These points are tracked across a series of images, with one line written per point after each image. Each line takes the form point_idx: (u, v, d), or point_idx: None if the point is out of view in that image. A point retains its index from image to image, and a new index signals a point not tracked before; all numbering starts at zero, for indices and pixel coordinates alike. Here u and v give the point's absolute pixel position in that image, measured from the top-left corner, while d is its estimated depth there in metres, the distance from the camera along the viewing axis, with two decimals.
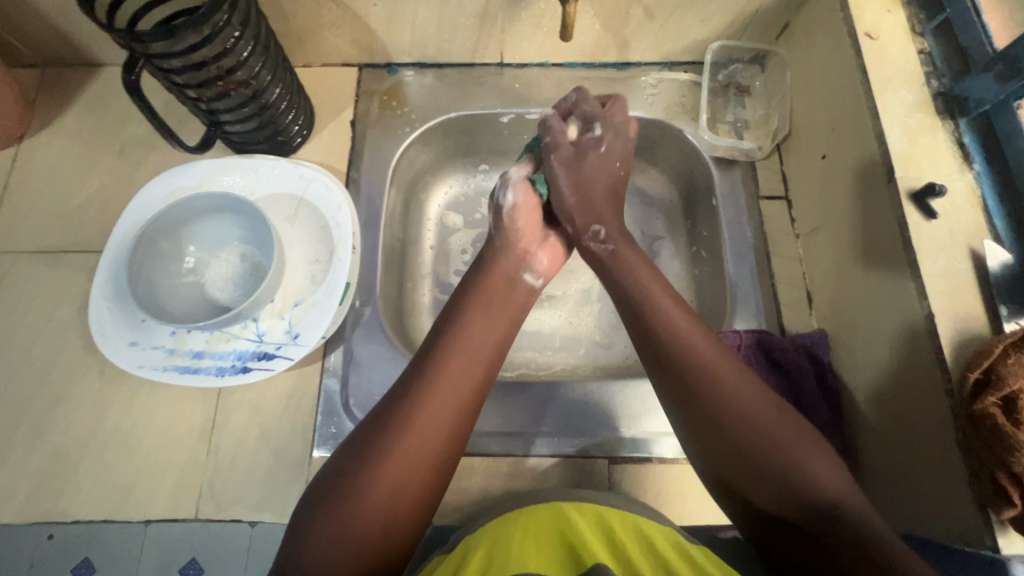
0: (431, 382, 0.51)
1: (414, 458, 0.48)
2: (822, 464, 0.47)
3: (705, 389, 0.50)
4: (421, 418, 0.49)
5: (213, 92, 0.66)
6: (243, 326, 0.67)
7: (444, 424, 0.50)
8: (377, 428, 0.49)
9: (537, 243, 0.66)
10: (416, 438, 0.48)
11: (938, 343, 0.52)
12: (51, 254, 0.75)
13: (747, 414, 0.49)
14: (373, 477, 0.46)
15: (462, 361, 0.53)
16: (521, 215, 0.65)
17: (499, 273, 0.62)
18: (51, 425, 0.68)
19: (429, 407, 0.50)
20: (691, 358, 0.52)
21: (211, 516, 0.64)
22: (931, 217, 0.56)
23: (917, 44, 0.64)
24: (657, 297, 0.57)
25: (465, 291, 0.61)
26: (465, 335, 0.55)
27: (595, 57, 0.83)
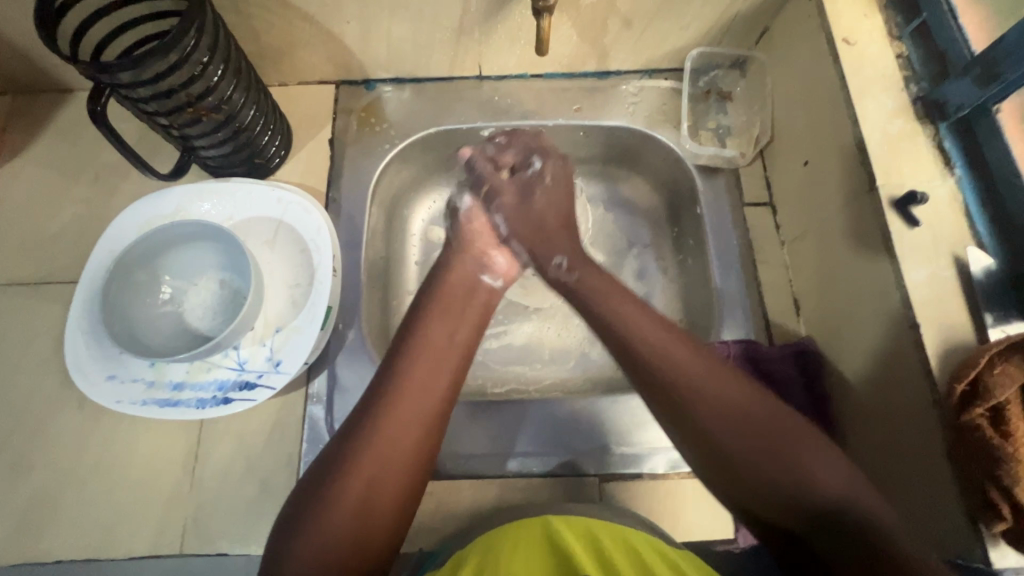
0: (391, 395, 0.50)
1: (381, 473, 0.47)
2: (817, 455, 0.46)
3: (678, 385, 0.49)
4: (385, 432, 0.48)
5: (184, 119, 0.64)
6: (224, 354, 0.65)
7: (413, 439, 0.49)
8: (338, 447, 0.48)
9: (494, 246, 0.68)
10: (383, 453, 0.47)
11: (924, 353, 0.52)
12: (26, 285, 0.74)
13: (722, 406, 0.48)
14: (344, 497, 0.45)
15: (423, 372, 0.52)
16: (477, 221, 0.68)
17: (457, 281, 0.62)
18: (31, 462, 0.67)
19: (395, 422, 0.48)
20: (666, 355, 0.51)
21: (196, 550, 0.63)
22: (913, 224, 0.56)
23: (895, 48, 0.64)
24: (619, 294, 0.57)
25: (423, 299, 0.59)
26: (426, 339, 0.54)
27: (573, 67, 0.82)
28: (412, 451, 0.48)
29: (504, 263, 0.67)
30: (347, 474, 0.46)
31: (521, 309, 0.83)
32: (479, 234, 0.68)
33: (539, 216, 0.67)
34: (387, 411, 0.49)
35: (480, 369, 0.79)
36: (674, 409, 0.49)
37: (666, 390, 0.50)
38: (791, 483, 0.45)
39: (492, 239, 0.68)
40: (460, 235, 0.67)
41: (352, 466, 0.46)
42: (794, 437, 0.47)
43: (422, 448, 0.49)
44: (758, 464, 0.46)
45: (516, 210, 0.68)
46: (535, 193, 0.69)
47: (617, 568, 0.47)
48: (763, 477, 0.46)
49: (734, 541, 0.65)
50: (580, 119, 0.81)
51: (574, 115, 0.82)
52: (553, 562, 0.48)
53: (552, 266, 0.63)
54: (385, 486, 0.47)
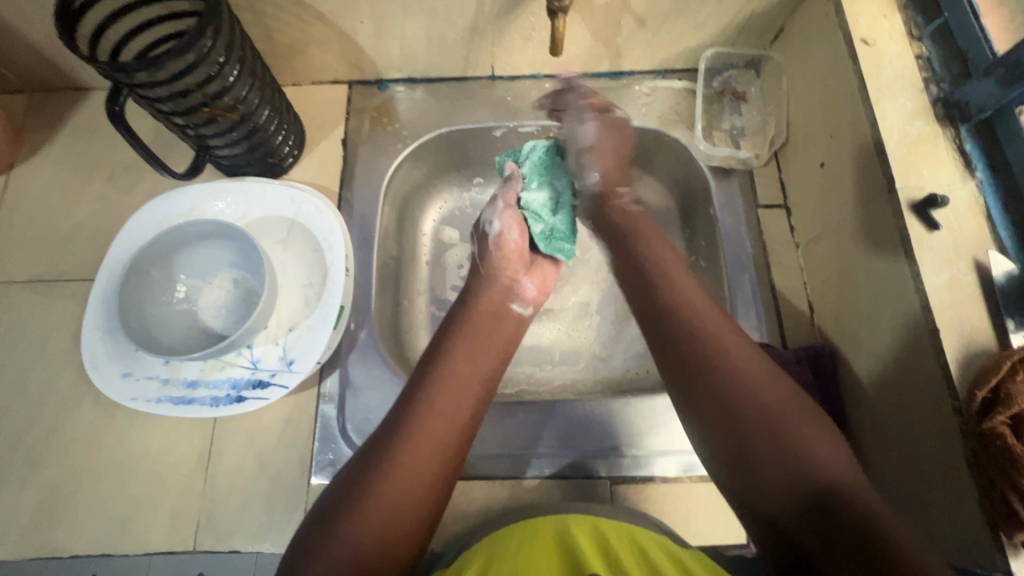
0: (419, 416, 0.50)
1: (410, 506, 0.47)
2: (857, 490, 0.43)
3: (703, 363, 0.50)
4: (414, 459, 0.48)
5: (200, 119, 0.65)
6: (237, 353, 0.66)
7: (437, 461, 0.49)
8: (365, 476, 0.47)
9: (523, 271, 0.70)
10: (411, 482, 0.47)
11: (944, 360, 0.51)
12: (43, 282, 0.75)
13: (739, 389, 0.48)
14: (367, 517, 0.45)
15: (450, 397, 0.52)
16: (506, 244, 0.69)
17: (485, 308, 0.63)
18: (47, 457, 0.67)
19: (425, 449, 0.49)
20: (698, 332, 0.52)
21: (209, 546, 0.63)
22: (933, 228, 0.55)
23: (915, 48, 0.63)
24: (689, 295, 0.56)
25: (452, 322, 0.61)
26: (454, 368, 0.55)
27: (586, 67, 0.82)
28: (434, 472, 0.49)
29: (534, 290, 0.70)
30: (373, 491, 0.46)
31: None
32: (506, 257, 0.69)
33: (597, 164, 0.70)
34: (418, 437, 0.49)
35: None
36: (691, 386, 0.50)
37: (687, 367, 0.51)
38: (793, 472, 0.44)
39: (522, 264, 0.70)
40: (488, 262, 0.69)
41: (378, 492, 0.46)
42: (806, 428, 0.46)
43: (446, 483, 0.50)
44: (758, 449, 0.46)
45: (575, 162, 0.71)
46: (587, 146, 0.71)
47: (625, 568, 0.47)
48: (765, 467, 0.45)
49: (745, 545, 0.64)
50: None
51: None
52: (562, 556, 0.48)
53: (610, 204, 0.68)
54: (408, 518, 0.46)
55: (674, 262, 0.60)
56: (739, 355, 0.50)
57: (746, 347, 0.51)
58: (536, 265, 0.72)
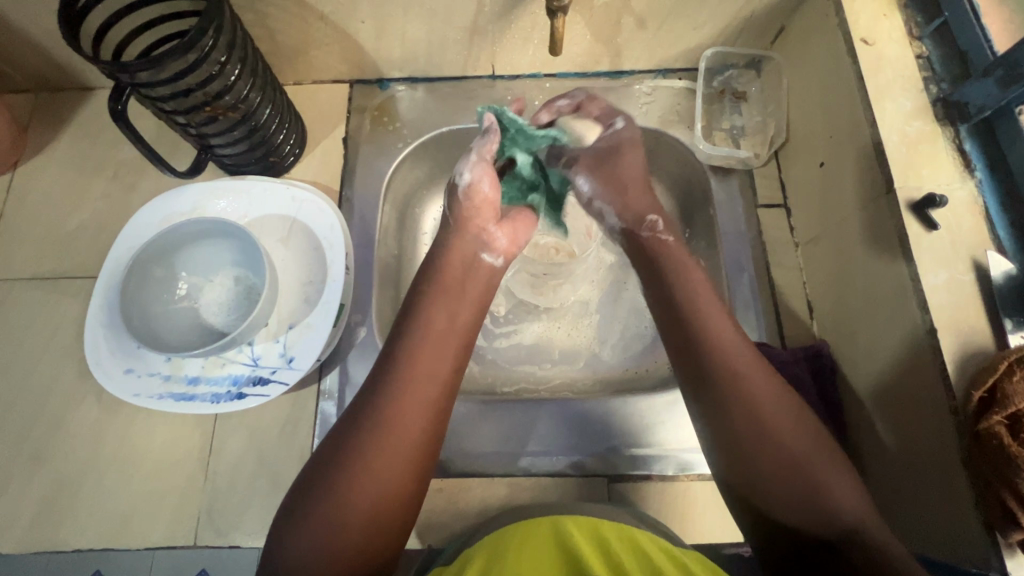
0: (395, 381, 0.50)
1: (392, 468, 0.47)
2: (846, 488, 0.45)
3: (732, 397, 0.48)
4: (393, 421, 0.48)
5: (201, 117, 0.65)
6: (238, 350, 0.66)
7: (418, 425, 0.49)
8: (342, 445, 0.48)
9: (493, 222, 0.63)
10: (391, 444, 0.47)
11: (941, 359, 0.51)
12: (48, 279, 0.75)
13: (765, 429, 0.47)
14: (354, 492, 0.46)
15: (427, 359, 0.52)
16: (478, 195, 0.62)
17: (454, 261, 0.60)
18: (51, 452, 0.68)
19: (407, 410, 0.49)
20: (727, 362, 0.49)
21: (210, 541, 0.64)
22: (932, 227, 0.55)
23: (915, 48, 0.63)
24: (692, 280, 0.55)
25: (422, 278, 0.58)
26: (428, 323, 0.54)
27: (586, 67, 0.82)
28: (417, 441, 0.49)
29: (505, 240, 0.63)
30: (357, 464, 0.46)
31: (532, 308, 0.83)
32: (478, 209, 0.62)
33: (625, 180, 0.65)
34: (395, 398, 0.49)
35: (490, 367, 0.80)
36: (716, 418, 0.49)
37: (715, 399, 0.49)
38: (814, 510, 0.45)
39: (492, 215, 0.63)
40: (454, 216, 0.62)
41: (358, 460, 0.47)
42: (829, 470, 0.46)
43: (428, 438, 0.50)
44: (781, 490, 0.46)
45: (596, 173, 0.66)
46: (620, 154, 0.66)
47: (624, 567, 0.48)
48: (784, 503, 0.46)
49: (742, 544, 0.64)
50: None
51: None
52: (562, 557, 0.49)
53: (645, 224, 0.62)
54: (393, 483, 0.47)
55: (694, 273, 0.56)
56: (769, 389, 0.49)
57: (771, 376, 0.50)
58: (507, 216, 0.65)
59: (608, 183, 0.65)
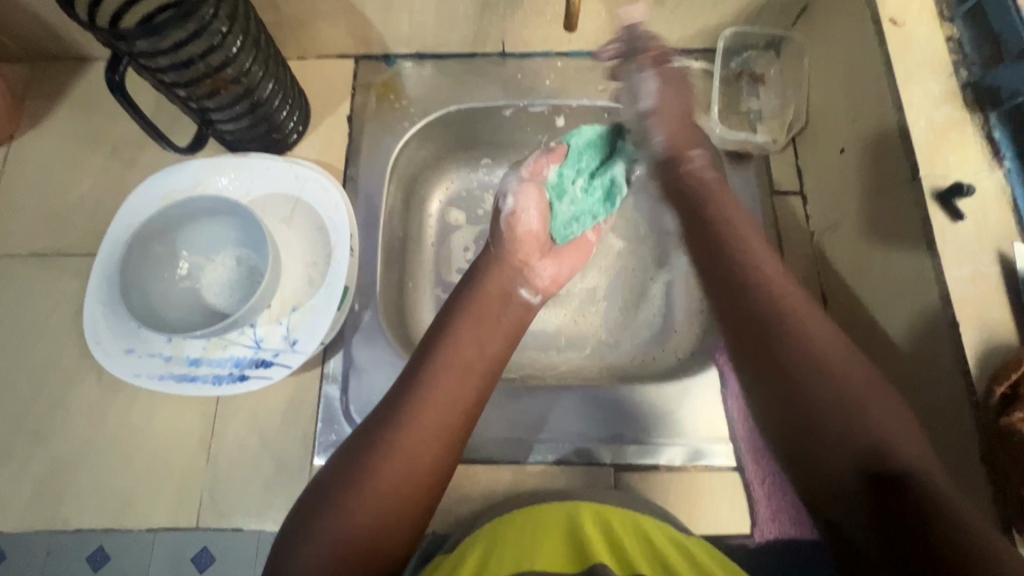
0: (419, 400, 0.49)
1: (403, 482, 0.46)
2: (897, 428, 0.42)
3: (792, 327, 0.47)
4: (410, 438, 0.47)
5: (202, 91, 0.63)
6: (240, 332, 0.65)
7: (435, 445, 0.48)
8: (352, 465, 0.47)
9: (537, 255, 0.69)
10: (407, 459, 0.47)
11: (961, 349, 0.50)
12: (45, 256, 0.74)
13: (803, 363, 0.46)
14: (357, 502, 0.45)
15: (451, 382, 0.51)
16: (521, 222, 0.67)
17: (495, 289, 0.62)
18: (50, 431, 0.67)
19: (422, 430, 0.48)
20: (769, 296, 0.49)
21: (212, 523, 0.64)
22: (957, 217, 0.53)
23: (945, 30, 0.60)
24: (742, 227, 0.55)
25: (457, 305, 0.60)
26: (459, 351, 0.54)
27: (600, 45, 0.79)
28: (433, 460, 0.48)
29: (547, 279, 0.70)
30: (367, 476, 0.46)
31: None
32: (522, 240, 0.67)
33: (676, 116, 0.64)
34: (416, 420, 0.48)
35: None
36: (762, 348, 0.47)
37: (756, 336, 0.48)
38: (875, 456, 0.41)
39: (537, 248, 0.68)
40: (501, 243, 0.67)
41: (365, 475, 0.46)
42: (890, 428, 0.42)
43: (440, 464, 0.48)
44: (832, 432, 0.43)
45: (548, 168, 0.70)
46: (658, 98, 0.64)
47: (630, 552, 0.48)
48: (829, 437, 0.43)
49: (749, 535, 0.63)
50: (606, 99, 0.79)
51: (600, 96, 0.80)
52: (569, 547, 0.49)
53: (692, 157, 0.62)
54: (396, 496, 0.46)
55: (741, 217, 0.57)
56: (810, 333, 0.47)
57: (823, 319, 0.48)
58: (552, 252, 0.71)
59: (667, 123, 0.63)
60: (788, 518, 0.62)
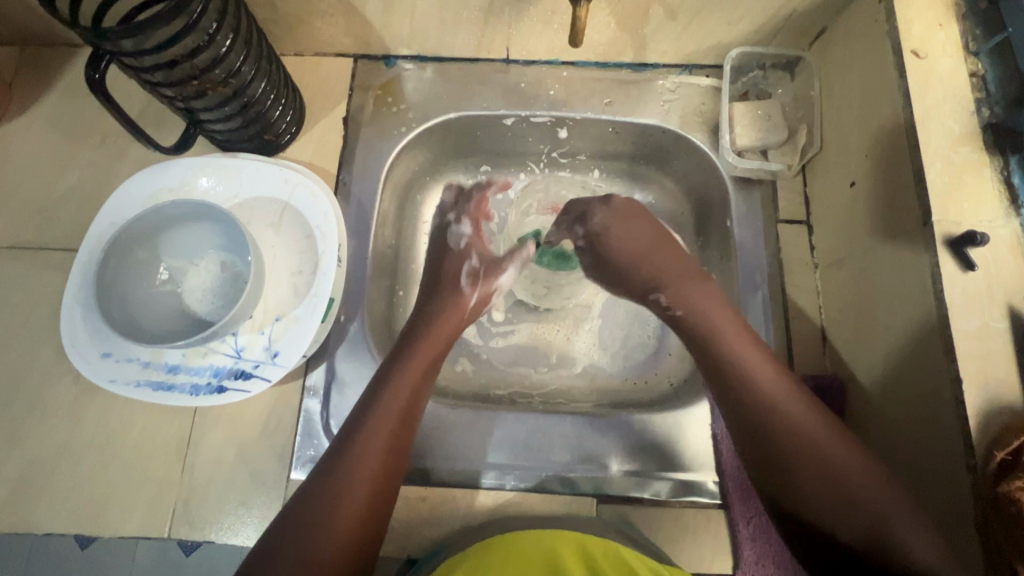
0: (357, 445, 0.53)
1: (345, 535, 0.50)
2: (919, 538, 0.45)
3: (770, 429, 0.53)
4: (346, 490, 0.51)
5: (189, 91, 0.60)
6: (221, 340, 0.63)
7: (365, 490, 0.52)
8: (302, 516, 0.50)
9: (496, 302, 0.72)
10: (341, 508, 0.50)
11: (962, 412, 0.47)
12: (28, 250, 0.72)
13: (840, 471, 0.50)
14: (312, 550, 0.48)
15: (375, 436, 0.54)
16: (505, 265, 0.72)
17: (442, 337, 0.64)
18: (25, 431, 0.66)
19: (357, 477, 0.52)
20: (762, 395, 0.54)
21: (184, 535, 0.62)
22: (969, 268, 0.51)
23: (970, 65, 0.57)
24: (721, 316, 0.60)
25: (399, 348, 0.62)
26: (411, 362, 0.60)
27: (608, 57, 0.76)
28: (363, 506, 0.51)
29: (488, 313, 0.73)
30: (318, 527, 0.49)
31: (531, 308, 0.80)
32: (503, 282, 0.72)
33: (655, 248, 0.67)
34: (366, 437, 0.54)
35: (483, 368, 0.77)
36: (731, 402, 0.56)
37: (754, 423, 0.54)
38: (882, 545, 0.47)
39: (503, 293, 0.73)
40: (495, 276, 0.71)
41: (312, 527, 0.49)
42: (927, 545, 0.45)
43: (394, 460, 0.55)
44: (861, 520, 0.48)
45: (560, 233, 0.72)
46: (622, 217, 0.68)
47: None
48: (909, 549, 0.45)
49: None
50: (610, 114, 0.77)
51: (605, 110, 0.77)
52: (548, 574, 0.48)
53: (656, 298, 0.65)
54: (338, 544, 0.49)
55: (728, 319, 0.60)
56: (844, 449, 0.51)
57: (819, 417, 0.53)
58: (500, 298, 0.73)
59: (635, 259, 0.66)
60: (772, 563, 0.61)
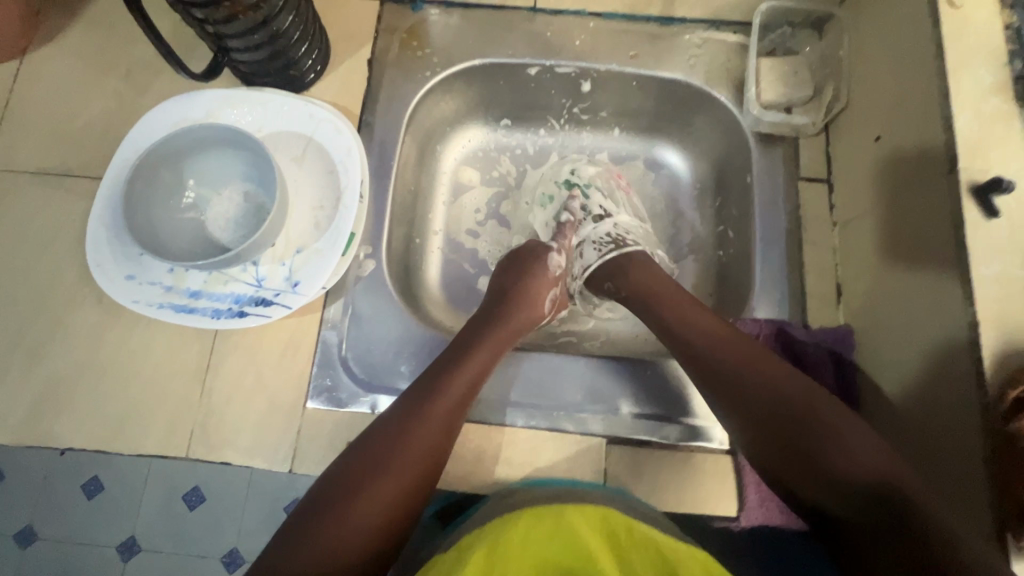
0: (420, 415, 0.55)
1: (394, 498, 0.51)
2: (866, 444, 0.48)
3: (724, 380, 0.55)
4: (402, 456, 0.52)
5: (220, 15, 0.59)
6: (242, 268, 0.64)
7: (422, 460, 0.53)
8: (355, 474, 0.51)
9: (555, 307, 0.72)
10: (396, 473, 0.51)
11: (978, 353, 0.48)
12: (52, 175, 0.73)
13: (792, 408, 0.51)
14: (359, 508, 0.49)
15: (442, 407, 0.55)
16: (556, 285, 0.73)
17: (506, 329, 0.65)
18: (48, 349, 0.67)
19: (412, 444, 0.53)
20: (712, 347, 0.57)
21: (202, 456, 0.64)
22: (992, 215, 0.51)
23: (1005, 17, 0.56)
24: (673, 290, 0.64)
25: (473, 335, 0.63)
26: (477, 350, 0.61)
27: (636, 8, 0.76)
28: (415, 472, 0.52)
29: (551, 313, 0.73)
30: (368, 487, 0.50)
31: None
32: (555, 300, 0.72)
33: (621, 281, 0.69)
34: (427, 411, 0.55)
35: None
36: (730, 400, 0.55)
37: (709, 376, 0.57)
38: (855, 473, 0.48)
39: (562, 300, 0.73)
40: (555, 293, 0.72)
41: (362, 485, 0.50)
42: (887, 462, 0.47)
43: (446, 434, 0.55)
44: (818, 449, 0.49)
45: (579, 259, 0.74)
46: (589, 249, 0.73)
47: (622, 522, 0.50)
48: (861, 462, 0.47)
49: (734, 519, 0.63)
50: (635, 66, 0.76)
51: (630, 62, 0.76)
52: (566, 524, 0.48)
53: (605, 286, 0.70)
54: (386, 503, 0.50)
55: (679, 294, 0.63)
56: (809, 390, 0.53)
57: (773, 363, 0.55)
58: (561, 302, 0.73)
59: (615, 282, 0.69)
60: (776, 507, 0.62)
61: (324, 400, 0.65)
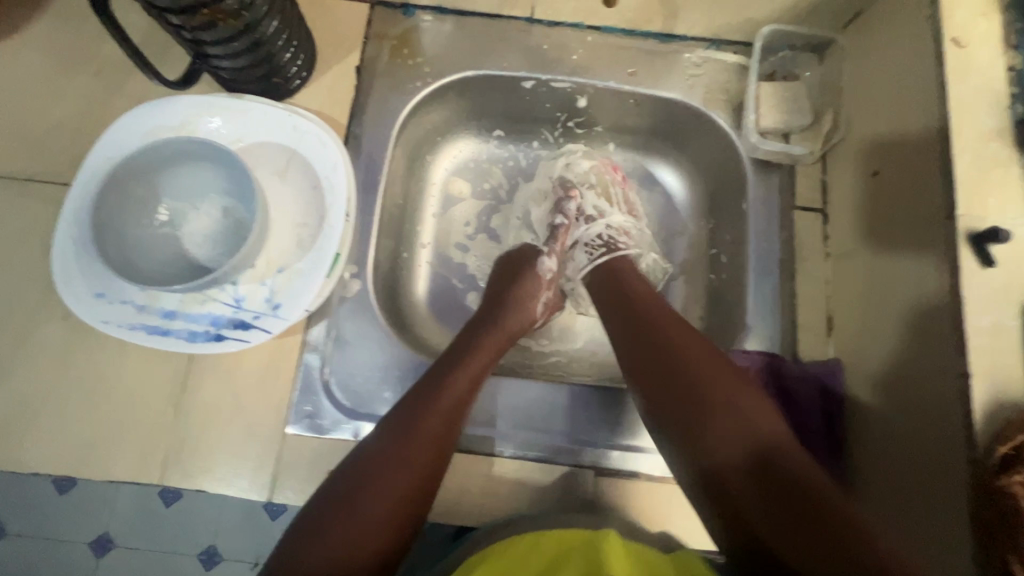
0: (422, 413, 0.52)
1: (394, 505, 0.47)
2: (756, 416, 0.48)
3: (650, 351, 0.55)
4: (400, 455, 0.49)
5: (198, 21, 0.54)
6: (220, 288, 0.61)
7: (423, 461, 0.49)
8: (355, 478, 0.47)
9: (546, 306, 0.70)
10: (394, 473, 0.48)
11: (969, 408, 0.48)
12: (17, 181, 0.69)
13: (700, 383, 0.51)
14: (361, 512, 0.46)
15: (443, 405, 0.53)
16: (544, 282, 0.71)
17: (501, 334, 0.63)
18: (11, 368, 0.64)
19: (414, 444, 0.50)
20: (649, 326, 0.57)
21: (176, 482, 0.62)
22: (988, 264, 0.50)
23: (1009, 58, 0.56)
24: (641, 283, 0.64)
25: (473, 335, 0.61)
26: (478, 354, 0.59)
27: (636, 24, 0.74)
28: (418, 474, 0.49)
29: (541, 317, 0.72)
30: (368, 489, 0.47)
31: None
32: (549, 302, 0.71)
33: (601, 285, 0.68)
34: (424, 411, 0.52)
35: None
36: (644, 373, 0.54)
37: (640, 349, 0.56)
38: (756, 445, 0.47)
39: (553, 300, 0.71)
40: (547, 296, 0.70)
41: (363, 487, 0.47)
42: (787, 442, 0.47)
43: (448, 436, 0.52)
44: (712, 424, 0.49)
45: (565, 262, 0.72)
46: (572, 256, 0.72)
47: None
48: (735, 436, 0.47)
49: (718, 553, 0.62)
50: (633, 84, 0.74)
51: (628, 80, 0.75)
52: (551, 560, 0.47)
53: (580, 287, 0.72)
54: (388, 509, 0.46)
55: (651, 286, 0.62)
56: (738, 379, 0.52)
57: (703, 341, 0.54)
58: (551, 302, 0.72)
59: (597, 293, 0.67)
60: None
61: (305, 427, 0.63)
